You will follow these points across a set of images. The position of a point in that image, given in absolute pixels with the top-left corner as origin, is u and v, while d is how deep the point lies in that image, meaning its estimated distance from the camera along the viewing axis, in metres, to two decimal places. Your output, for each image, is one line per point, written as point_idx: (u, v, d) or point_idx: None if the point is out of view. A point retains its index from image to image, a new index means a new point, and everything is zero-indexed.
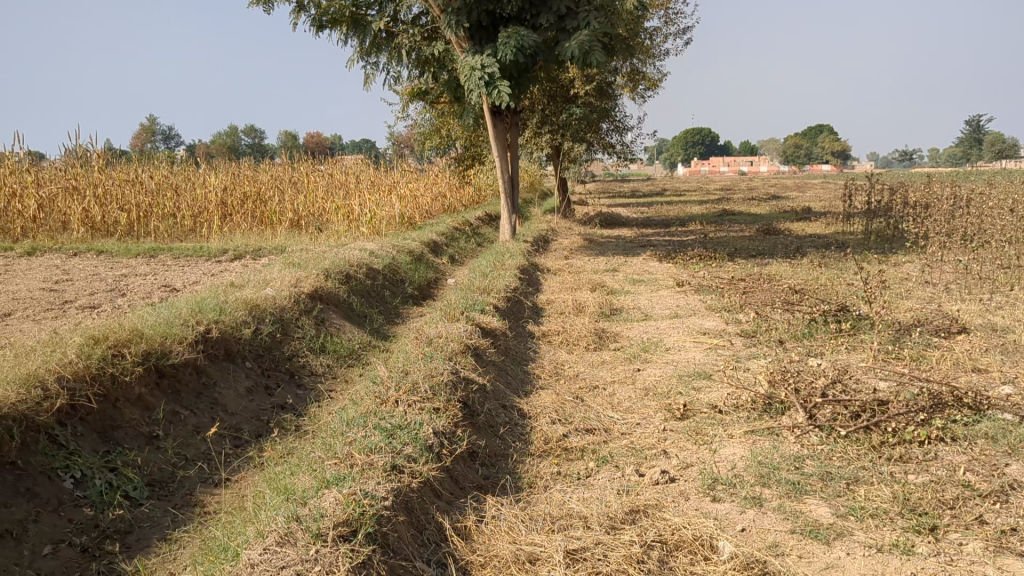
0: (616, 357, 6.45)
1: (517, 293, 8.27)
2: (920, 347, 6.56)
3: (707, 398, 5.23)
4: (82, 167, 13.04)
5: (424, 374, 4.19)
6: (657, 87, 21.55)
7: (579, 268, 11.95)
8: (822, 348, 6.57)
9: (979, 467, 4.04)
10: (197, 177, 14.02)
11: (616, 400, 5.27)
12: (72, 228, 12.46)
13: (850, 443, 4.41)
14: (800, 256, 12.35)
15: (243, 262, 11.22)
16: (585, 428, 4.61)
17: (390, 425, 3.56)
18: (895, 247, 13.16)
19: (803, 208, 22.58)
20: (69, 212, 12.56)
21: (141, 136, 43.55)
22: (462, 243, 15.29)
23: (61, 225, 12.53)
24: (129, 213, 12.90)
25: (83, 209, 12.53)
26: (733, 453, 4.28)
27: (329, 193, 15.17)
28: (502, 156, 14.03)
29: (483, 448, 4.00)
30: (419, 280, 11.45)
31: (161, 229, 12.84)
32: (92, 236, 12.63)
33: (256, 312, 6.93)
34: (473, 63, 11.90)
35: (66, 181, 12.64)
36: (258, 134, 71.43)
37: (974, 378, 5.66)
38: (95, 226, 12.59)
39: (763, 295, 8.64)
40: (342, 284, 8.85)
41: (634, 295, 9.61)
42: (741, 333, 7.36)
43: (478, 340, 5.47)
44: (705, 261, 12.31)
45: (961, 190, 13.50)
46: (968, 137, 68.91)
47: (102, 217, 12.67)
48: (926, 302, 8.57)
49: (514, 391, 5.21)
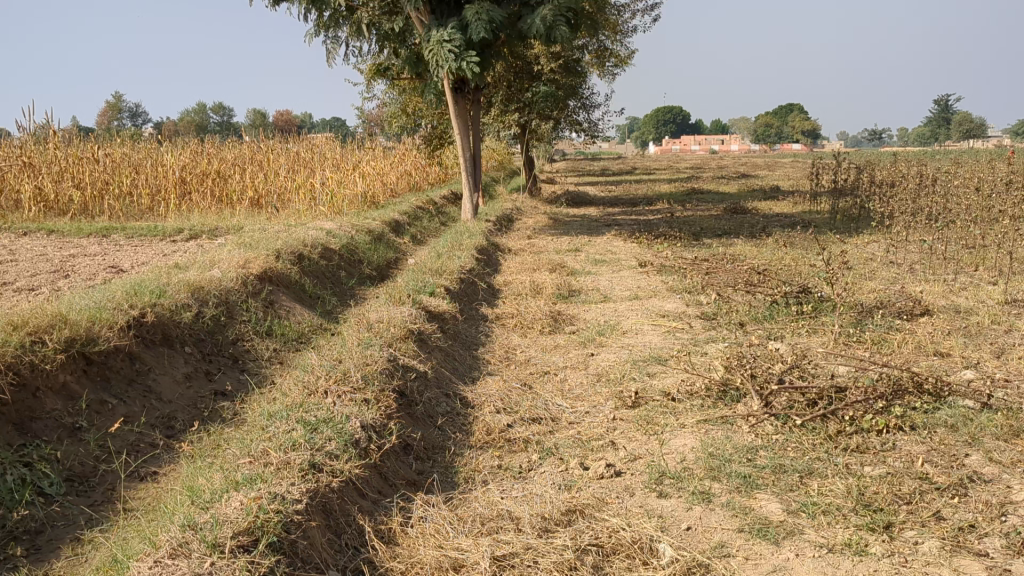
0: (570, 341, 6.25)
1: (472, 275, 8.04)
2: (882, 330, 6.41)
3: (660, 384, 5.04)
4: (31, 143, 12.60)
5: (358, 363, 3.95)
6: (624, 65, 21.32)
7: (541, 247, 11.74)
8: (781, 331, 6.40)
9: (937, 458, 3.90)
10: (155, 155, 13.60)
11: (566, 388, 5.07)
12: (23, 207, 12.04)
13: (806, 433, 4.24)
14: (764, 235, 12.20)
15: (197, 243, 10.87)
16: (531, 418, 4.40)
17: (315, 418, 3.32)
18: (861, 226, 13.06)
19: (770, 188, 22.49)
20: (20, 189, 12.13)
21: (105, 113, 42.85)
22: (425, 222, 15.02)
23: (12, 204, 12.10)
24: (83, 191, 12.48)
25: (34, 187, 12.10)
26: (683, 444, 4.09)
27: (291, 171, 14.80)
28: (464, 134, 13.75)
29: (419, 440, 3.79)
30: (377, 260, 11.18)
31: (116, 208, 12.46)
32: (43, 215, 12.21)
33: (199, 294, 6.63)
34: (440, 36, 11.47)
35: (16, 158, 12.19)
36: (225, 112, 70.46)
37: (935, 363, 5.52)
38: (47, 205, 12.18)
39: (725, 276, 8.46)
40: (294, 265, 8.57)
41: (595, 276, 9.40)
42: (701, 315, 7.18)
43: (424, 324, 5.25)
44: (670, 241, 12.14)
45: (927, 169, 13.40)
46: (937, 116, 69.31)
47: (54, 195, 12.24)
48: (890, 282, 8.44)
49: (460, 378, 4.99)
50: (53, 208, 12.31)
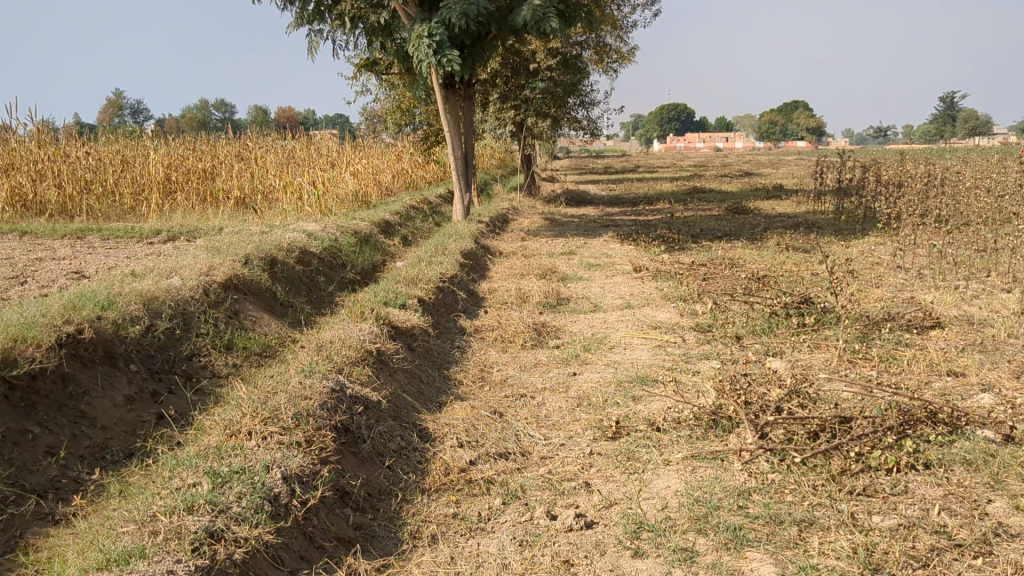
0: (552, 358, 5.74)
1: (453, 282, 7.54)
2: (891, 345, 5.90)
3: (645, 410, 4.53)
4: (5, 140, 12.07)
5: (292, 396, 3.45)
6: (624, 60, 20.79)
7: (533, 251, 11.26)
8: (780, 346, 5.90)
9: (956, 505, 3.41)
10: (140, 153, 13.04)
11: (541, 414, 4.59)
12: None
13: (807, 472, 3.74)
14: (766, 238, 11.71)
15: (176, 245, 10.36)
16: (497, 454, 3.92)
17: (227, 469, 2.84)
18: (867, 228, 12.55)
19: (775, 186, 21.95)
20: None
21: (105, 111, 42.50)
22: (418, 222, 14.51)
23: None
24: (63, 191, 11.87)
25: (12, 186, 11.43)
26: (667, 487, 3.60)
27: (281, 169, 14.27)
28: (454, 132, 13.22)
29: (360, 486, 3.30)
30: (361, 264, 10.68)
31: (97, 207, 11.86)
32: (21, 215, 11.54)
33: (152, 307, 6.13)
34: (421, 30, 10.92)
35: None
36: (228, 110, 70.12)
37: (948, 385, 5.02)
38: (25, 204, 11.50)
39: (723, 282, 7.96)
40: (265, 271, 8.08)
41: (587, 282, 8.89)
42: (695, 327, 6.69)
43: (384, 344, 4.76)
44: (668, 244, 11.62)
45: (935, 169, 12.89)
46: (942, 114, 68.70)
47: (33, 194, 11.58)
48: (898, 291, 7.94)
49: (423, 404, 4.50)
50: (31, 208, 11.62)
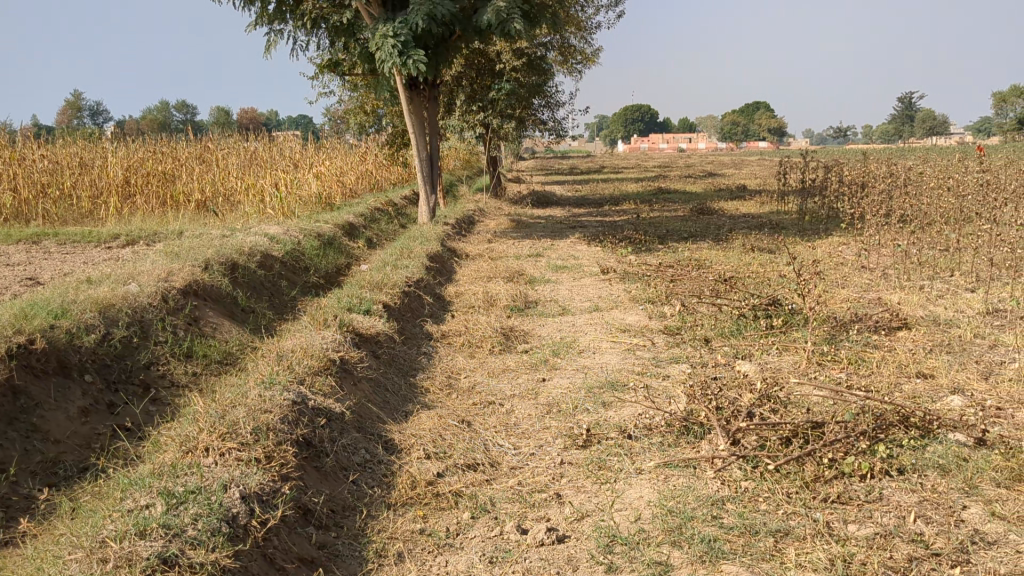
0: (520, 363, 5.65)
1: (419, 286, 7.42)
2: (860, 347, 5.88)
3: (616, 417, 4.45)
4: None
5: (252, 410, 3.32)
6: (589, 61, 20.77)
7: (499, 253, 11.16)
8: (749, 349, 5.85)
9: (931, 512, 3.36)
10: (98, 155, 12.75)
11: (510, 423, 4.49)
12: None
13: (781, 480, 3.68)
14: (731, 238, 11.70)
15: (135, 249, 10.13)
16: (465, 465, 3.81)
17: (181, 488, 2.71)
18: (831, 227, 12.60)
19: (739, 187, 22.03)
20: None
21: (63, 111, 41.80)
22: (382, 224, 14.35)
23: None
24: (18, 194, 11.57)
25: None
26: (639, 497, 3.51)
27: (243, 171, 14.04)
28: (419, 133, 13.08)
29: (323, 503, 3.18)
30: (325, 267, 10.52)
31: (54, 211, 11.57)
32: None
33: (108, 314, 5.94)
34: (383, 29, 10.79)
35: None
36: (189, 111, 69.25)
37: (918, 387, 5.00)
38: None
39: (690, 284, 7.91)
40: (225, 276, 7.91)
41: (553, 285, 8.81)
42: (664, 329, 6.63)
43: (348, 352, 4.64)
44: (634, 245, 11.58)
45: (898, 169, 12.98)
46: (901, 114, 69.59)
47: None
48: (864, 291, 7.95)
49: (389, 413, 4.39)
50: None
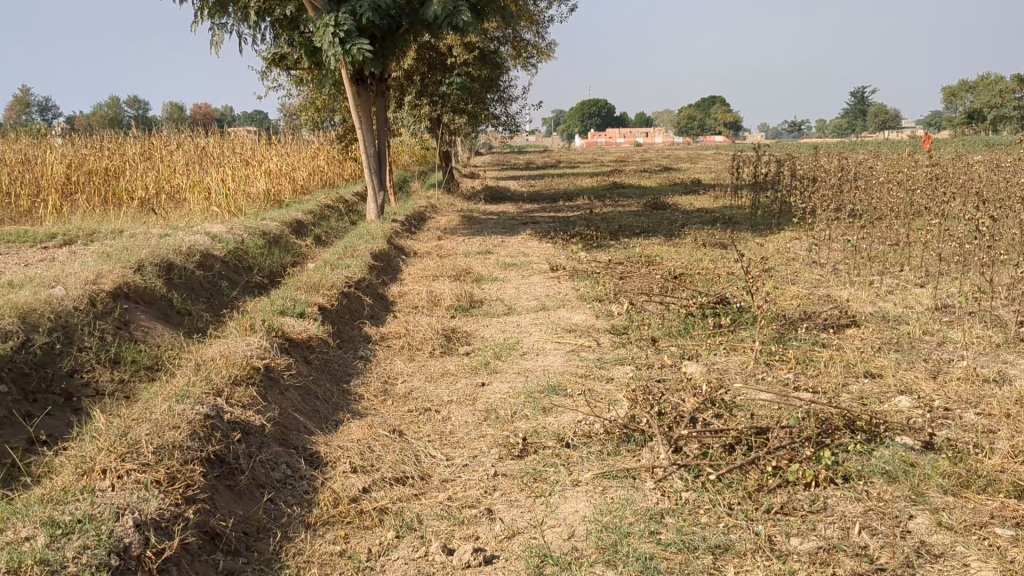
0: (461, 366, 5.45)
1: (360, 286, 7.18)
2: (808, 346, 5.76)
3: (554, 424, 4.27)
4: None
5: (157, 427, 3.10)
6: (543, 56, 20.63)
7: (449, 250, 10.96)
8: (696, 349, 5.71)
9: (877, 523, 3.23)
10: (36, 152, 12.26)
11: (445, 431, 4.30)
12: None
13: (722, 490, 3.53)
14: (683, 234, 11.59)
15: (72, 248, 9.73)
16: (393, 479, 3.62)
17: (68, 517, 2.49)
18: (783, 222, 12.55)
19: (693, 182, 22.03)
20: None
21: (11, 108, 40.88)
22: (331, 221, 14.06)
23: None
24: None
25: None
26: (574, 512, 3.34)
27: (189, 166, 13.63)
28: (367, 128, 12.82)
29: (233, 526, 2.97)
30: (269, 266, 10.23)
31: None
32: None
33: (28, 320, 5.62)
34: (326, 19, 10.55)
35: None
36: (142, 106, 68.05)
37: (865, 388, 4.89)
38: None
39: (639, 282, 7.77)
40: (159, 278, 7.60)
41: (501, 284, 8.62)
42: (611, 329, 6.47)
43: (274, 360, 4.41)
44: (585, 241, 11.43)
45: (848, 164, 12.97)
46: (853, 108, 70.33)
47: None
48: (813, 287, 7.86)
49: (317, 424, 4.18)
50: None
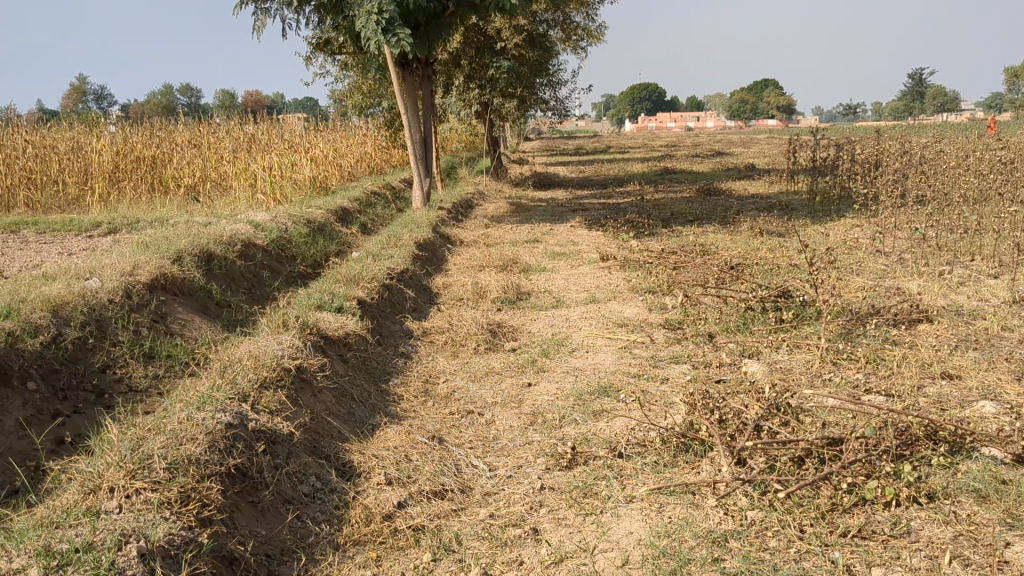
0: (506, 364, 5.16)
1: (402, 278, 6.92)
2: (879, 343, 5.37)
3: (605, 431, 3.96)
4: None
5: (172, 438, 2.86)
6: (593, 37, 20.17)
7: (496, 238, 10.67)
8: (757, 347, 5.36)
9: (970, 552, 2.88)
10: (83, 139, 12.09)
11: (488, 436, 4.02)
12: None
13: (793, 510, 3.19)
14: (739, 221, 11.16)
15: (115, 236, 9.56)
16: (430, 492, 3.34)
17: (64, 546, 2.26)
18: (844, 209, 12.04)
19: (747, 167, 21.49)
20: None
21: (69, 96, 41.51)
22: (377, 208, 13.84)
23: None
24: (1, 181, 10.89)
25: None
26: (628, 534, 3.04)
27: (236, 152, 13.45)
28: (412, 114, 12.54)
29: (254, 548, 2.73)
30: (313, 255, 10.02)
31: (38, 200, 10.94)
32: None
33: (60, 313, 5.39)
34: (368, 8, 10.26)
35: None
36: (194, 94, 68.71)
37: (945, 391, 4.50)
38: None
39: (694, 272, 7.40)
40: (199, 269, 7.40)
41: (549, 274, 8.30)
42: (664, 324, 6.12)
43: (307, 360, 4.15)
44: (636, 229, 11.06)
45: (913, 147, 12.42)
46: (911, 90, 68.49)
47: None
48: (879, 278, 7.43)
49: (351, 429, 3.92)
50: None
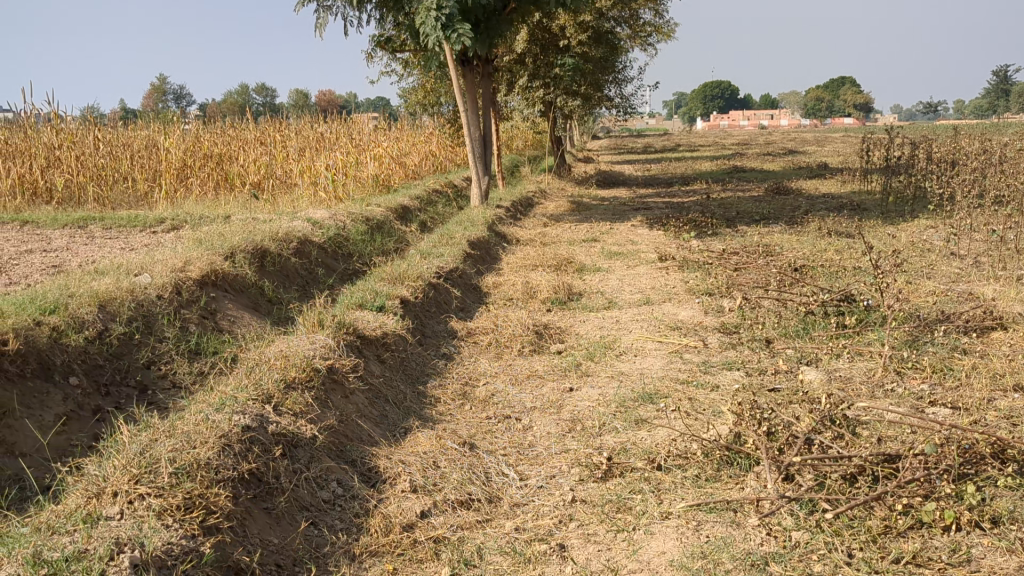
0: (550, 367, 5.00)
1: (451, 277, 6.80)
2: (948, 352, 5.06)
3: (645, 441, 3.77)
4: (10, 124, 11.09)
5: (183, 442, 2.76)
6: (661, 34, 19.85)
7: (555, 237, 10.51)
8: (816, 354, 5.10)
9: None
10: (152, 136, 12.11)
11: (524, 443, 3.86)
12: (5, 196, 10.42)
13: (841, 533, 2.96)
14: (806, 222, 10.79)
15: (177, 232, 9.56)
16: (456, 502, 3.20)
17: (55, 555, 2.17)
18: (918, 210, 11.58)
19: (819, 166, 20.95)
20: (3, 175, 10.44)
21: (148, 97, 42.45)
22: (438, 206, 13.78)
23: None
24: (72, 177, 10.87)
25: (19, 172, 10.44)
26: (660, 554, 2.86)
27: (301, 151, 13.45)
28: (472, 111, 12.43)
29: (264, 558, 2.61)
30: (370, 253, 9.97)
31: (108, 197, 10.90)
32: (30, 203, 10.58)
33: (106, 308, 4.96)
34: (426, 4, 10.19)
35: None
36: (269, 93, 69.80)
37: (1017, 404, 4.20)
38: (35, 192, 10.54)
39: (754, 275, 7.13)
40: (251, 265, 7.36)
41: (604, 275, 8.11)
42: (720, 328, 5.88)
43: (339, 361, 4.04)
44: (698, 229, 10.78)
45: (992, 146, 11.90)
46: (995, 88, 66.27)
47: (43, 182, 10.61)
48: (952, 283, 7.08)
49: (381, 433, 3.79)
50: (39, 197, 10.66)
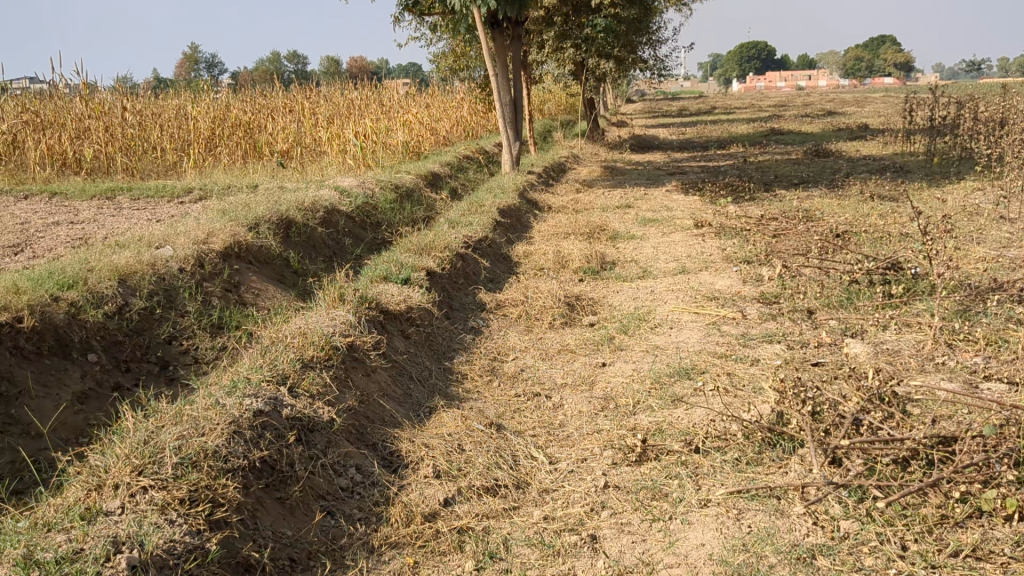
0: (582, 340, 4.80)
1: (480, 246, 6.61)
2: (1002, 322, 4.80)
3: (682, 421, 3.57)
4: (38, 96, 10.97)
5: (190, 429, 2.62)
6: None
7: (587, 203, 10.26)
8: (862, 325, 4.86)
9: None
10: (180, 106, 11.94)
11: (554, 423, 3.68)
12: (34, 168, 10.29)
13: (894, 523, 2.75)
14: (848, 185, 10.44)
15: (206, 202, 9.42)
16: (481, 488, 3.02)
17: (47, 556, 2.03)
18: (964, 171, 11.19)
19: (859, 126, 20.41)
20: (32, 147, 10.31)
21: (182, 66, 42.46)
22: (468, 172, 13.56)
23: (23, 165, 10.31)
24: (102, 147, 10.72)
25: (47, 144, 10.31)
26: (698, 547, 2.67)
27: (330, 118, 13.24)
28: (501, 75, 12.15)
29: (276, 552, 2.46)
30: (399, 221, 9.79)
31: (138, 167, 10.75)
32: (60, 174, 10.44)
33: (126, 282, 4.73)
34: None
35: (24, 114, 10.43)
36: (302, 61, 69.64)
37: None
38: (64, 163, 10.40)
39: (795, 241, 6.87)
40: (277, 236, 7.21)
41: (638, 242, 7.87)
42: (760, 298, 5.64)
43: (361, 338, 3.87)
44: (735, 194, 10.49)
45: None
46: None
47: (72, 153, 10.46)
48: (1002, 248, 6.78)
49: (404, 414, 3.63)
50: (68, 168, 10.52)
